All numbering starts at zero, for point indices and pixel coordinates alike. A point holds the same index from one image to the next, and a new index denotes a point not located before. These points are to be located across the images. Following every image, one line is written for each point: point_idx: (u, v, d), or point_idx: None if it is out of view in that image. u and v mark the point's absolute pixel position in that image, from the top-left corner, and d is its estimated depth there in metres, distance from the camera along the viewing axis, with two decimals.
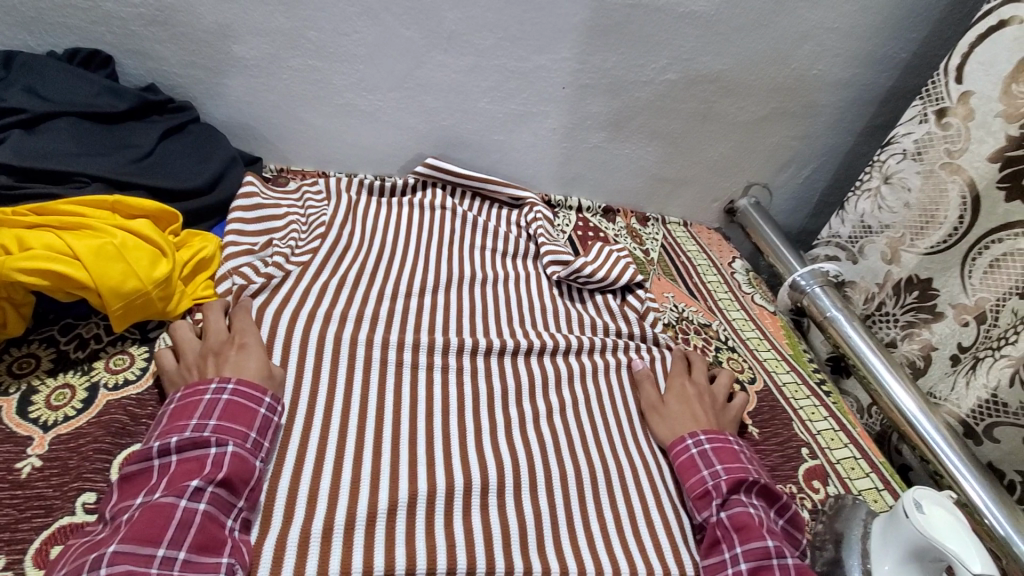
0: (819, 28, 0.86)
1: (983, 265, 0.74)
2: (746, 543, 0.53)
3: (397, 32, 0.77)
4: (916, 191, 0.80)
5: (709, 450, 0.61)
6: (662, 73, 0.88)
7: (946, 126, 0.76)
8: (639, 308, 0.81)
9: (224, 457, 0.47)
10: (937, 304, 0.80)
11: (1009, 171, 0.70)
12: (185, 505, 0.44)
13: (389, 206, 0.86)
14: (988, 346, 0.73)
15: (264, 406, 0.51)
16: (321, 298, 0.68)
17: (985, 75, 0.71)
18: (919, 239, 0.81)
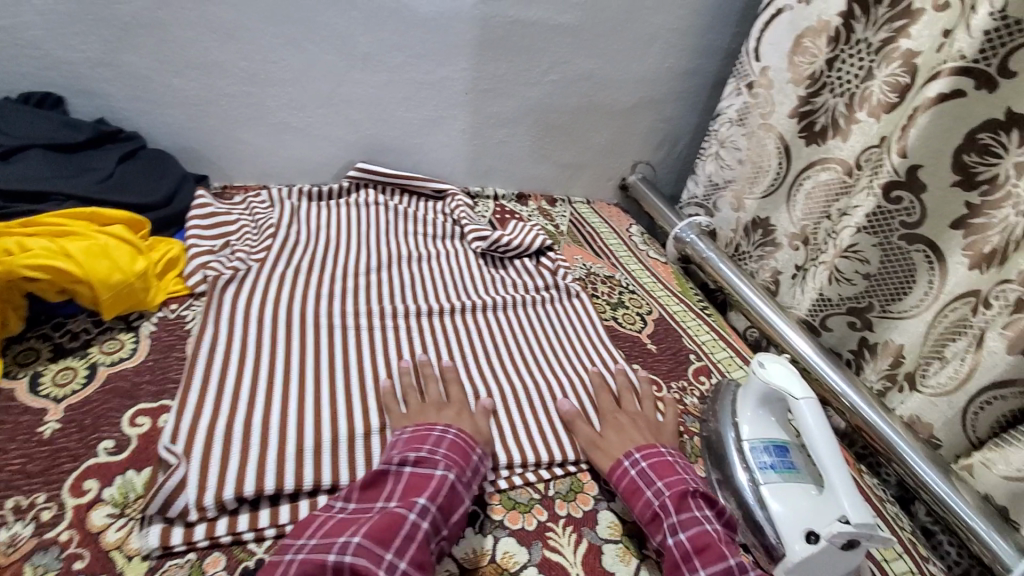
0: (664, 29, 1.08)
1: (800, 198, 0.95)
2: (706, 565, 0.54)
3: (318, 56, 0.91)
4: (745, 149, 1.03)
5: (648, 468, 0.63)
6: (546, 74, 1.07)
7: (756, 95, 0.99)
8: (552, 268, 0.98)
9: (443, 484, 0.55)
10: (776, 236, 1.01)
11: (805, 123, 0.93)
12: (413, 520, 0.51)
13: (328, 208, 0.98)
14: (812, 259, 0.94)
15: (473, 454, 0.60)
16: (281, 283, 0.80)
17: (775, 52, 0.95)
18: (754, 186, 1.03)
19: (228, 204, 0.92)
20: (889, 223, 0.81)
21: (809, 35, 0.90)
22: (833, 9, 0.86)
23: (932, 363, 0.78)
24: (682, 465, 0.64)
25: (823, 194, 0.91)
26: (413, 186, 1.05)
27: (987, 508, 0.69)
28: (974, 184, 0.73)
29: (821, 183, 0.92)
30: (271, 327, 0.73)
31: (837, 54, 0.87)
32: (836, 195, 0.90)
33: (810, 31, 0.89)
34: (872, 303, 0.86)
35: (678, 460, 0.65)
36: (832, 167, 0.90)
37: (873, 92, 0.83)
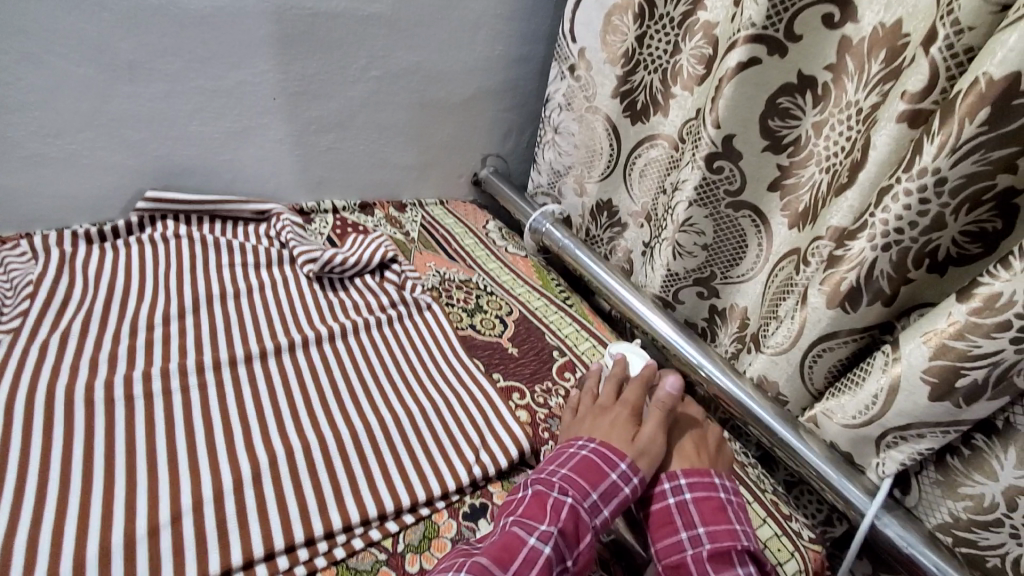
0: (487, 15, 1.02)
1: (636, 175, 0.96)
2: None
3: (63, 69, 0.74)
4: (577, 133, 1.02)
5: (691, 506, 0.62)
6: (366, 71, 0.97)
7: (579, 78, 0.98)
8: (399, 281, 0.90)
9: (572, 505, 0.56)
10: (621, 217, 1.02)
11: (627, 102, 0.93)
12: (533, 544, 0.53)
13: (115, 249, 0.82)
14: (655, 236, 0.95)
15: (614, 472, 0.61)
16: (45, 355, 0.65)
17: (588, 33, 0.93)
18: (591, 170, 1.02)
19: None
20: (716, 194, 0.82)
21: (616, 13, 0.88)
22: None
23: (770, 323, 0.80)
24: (737, 514, 0.62)
25: (654, 169, 0.93)
26: (227, 210, 0.92)
27: (833, 456, 0.73)
28: (782, 147, 0.76)
29: (652, 160, 0.93)
30: (26, 416, 0.58)
31: (645, 30, 0.87)
32: (667, 169, 0.91)
33: (617, 8, 0.88)
34: (714, 272, 0.88)
35: (733, 507, 0.63)
36: (657, 143, 0.91)
37: (683, 66, 0.84)
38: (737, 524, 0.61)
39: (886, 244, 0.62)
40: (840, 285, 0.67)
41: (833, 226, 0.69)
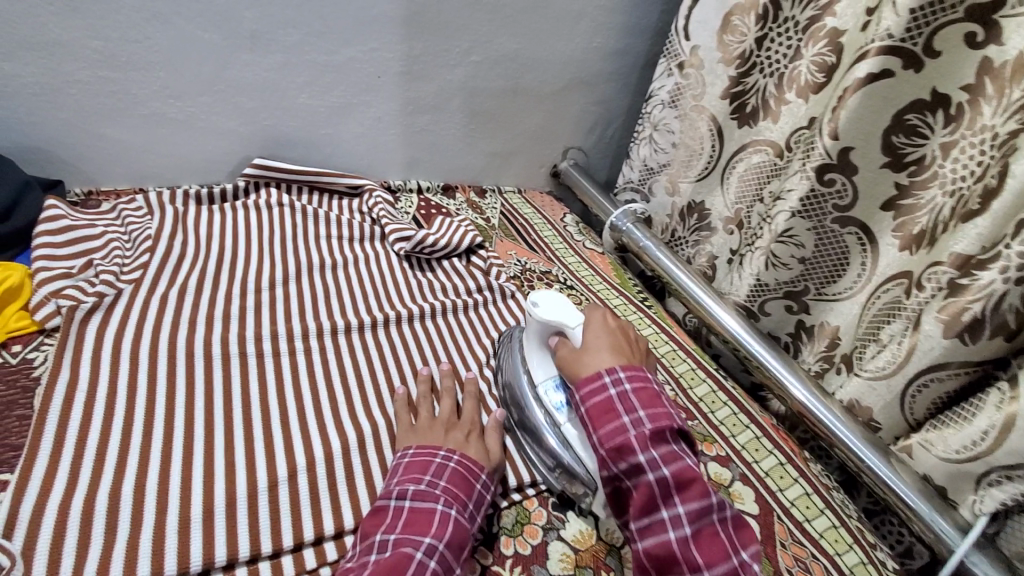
0: (590, 6, 1.01)
1: (734, 180, 0.94)
2: (687, 502, 0.51)
3: (193, 35, 0.77)
4: (678, 132, 1.01)
5: (631, 395, 0.56)
6: (467, 55, 0.97)
7: (687, 75, 0.96)
8: (483, 268, 0.90)
9: (447, 518, 0.50)
10: (711, 220, 1.00)
11: (737, 103, 0.91)
12: (420, 558, 0.46)
13: (221, 212, 0.85)
14: (747, 245, 0.93)
15: (440, 502, 0.51)
16: (164, 307, 0.67)
17: (704, 31, 0.91)
18: (688, 170, 1.00)
19: (92, 214, 0.77)
20: (823, 206, 0.80)
21: (737, 13, 0.86)
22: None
23: (867, 346, 0.78)
24: (667, 401, 0.58)
25: (754, 177, 0.90)
26: (325, 183, 0.94)
27: (927, 489, 0.70)
28: (902, 165, 0.72)
29: (752, 166, 0.90)
30: (151, 363, 0.60)
31: (766, 32, 0.85)
32: (767, 177, 0.89)
33: (737, 8, 0.86)
34: (808, 287, 0.86)
35: (664, 395, 0.58)
36: (763, 149, 0.88)
37: (801, 72, 0.81)
38: (669, 408, 0.57)
39: (1020, 278, 0.60)
40: (960, 315, 0.65)
41: (955, 252, 0.66)
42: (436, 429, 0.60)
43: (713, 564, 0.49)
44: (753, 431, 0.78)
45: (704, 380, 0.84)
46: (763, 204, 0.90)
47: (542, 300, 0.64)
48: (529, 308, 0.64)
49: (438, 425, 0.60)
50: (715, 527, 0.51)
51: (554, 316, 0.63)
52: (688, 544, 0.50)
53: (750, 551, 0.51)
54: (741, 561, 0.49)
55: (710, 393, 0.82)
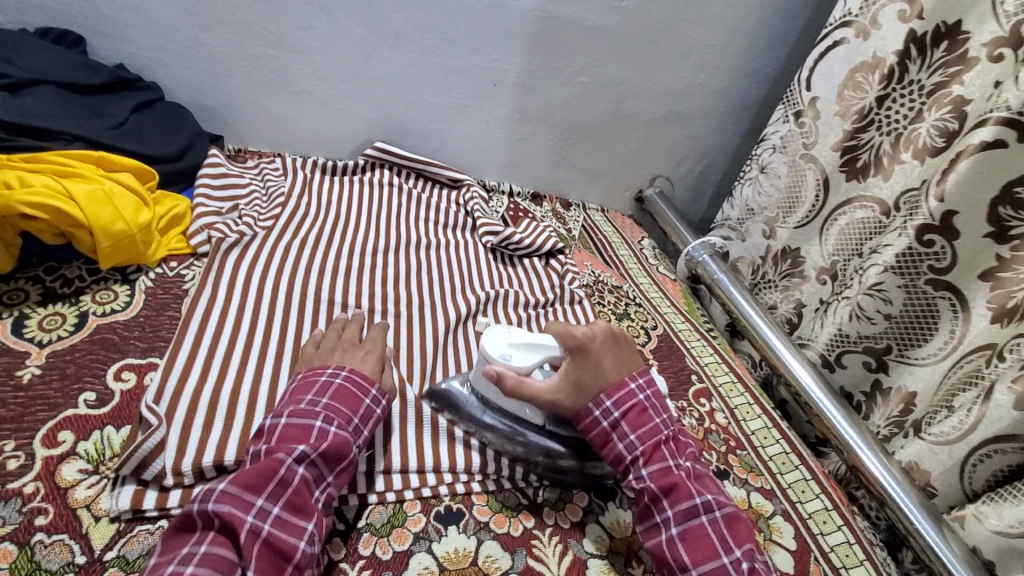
0: (700, 45, 1.07)
1: (834, 232, 0.94)
2: (675, 505, 0.56)
3: (349, 29, 0.89)
4: (784, 177, 1.02)
5: (620, 420, 0.60)
6: (577, 76, 1.05)
7: (801, 125, 0.98)
8: (560, 271, 0.96)
9: (327, 432, 0.51)
10: (804, 268, 1.00)
11: (848, 156, 0.92)
12: (288, 465, 0.47)
13: (341, 184, 0.97)
14: (835, 294, 0.94)
15: (319, 419, 0.52)
16: (287, 254, 0.77)
17: (826, 83, 0.93)
18: (789, 216, 1.02)
19: (241, 167, 0.90)
20: (918, 266, 0.80)
21: (861, 70, 0.88)
22: (890, 45, 0.84)
23: (939, 412, 0.78)
24: (657, 411, 0.62)
25: (856, 232, 0.91)
26: (431, 172, 1.04)
27: (974, 562, 0.68)
28: (1006, 238, 0.71)
29: (855, 221, 0.91)
30: (273, 298, 0.70)
31: (889, 92, 0.86)
32: (870, 234, 0.89)
33: (863, 65, 0.88)
34: (890, 345, 0.85)
35: (653, 405, 0.62)
36: (870, 205, 0.89)
37: (921, 134, 0.82)
38: (658, 420, 0.61)
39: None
40: None
41: None
42: (328, 352, 0.61)
43: (700, 563, 0.53)
44: (802, 472, 0.79)
45: (760, 416, 0.86)
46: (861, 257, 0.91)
47: (501, 347, 0.62)
48: (504, 361, 0.62)
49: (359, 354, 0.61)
50: (703, 527, 0.55)
51: (522, 350, 0.63)
52: (676, 543, 0.55)
53: (743, 547, 0.54)
54: (729, 559, 0.53)
55: (764, 428, 0.84)
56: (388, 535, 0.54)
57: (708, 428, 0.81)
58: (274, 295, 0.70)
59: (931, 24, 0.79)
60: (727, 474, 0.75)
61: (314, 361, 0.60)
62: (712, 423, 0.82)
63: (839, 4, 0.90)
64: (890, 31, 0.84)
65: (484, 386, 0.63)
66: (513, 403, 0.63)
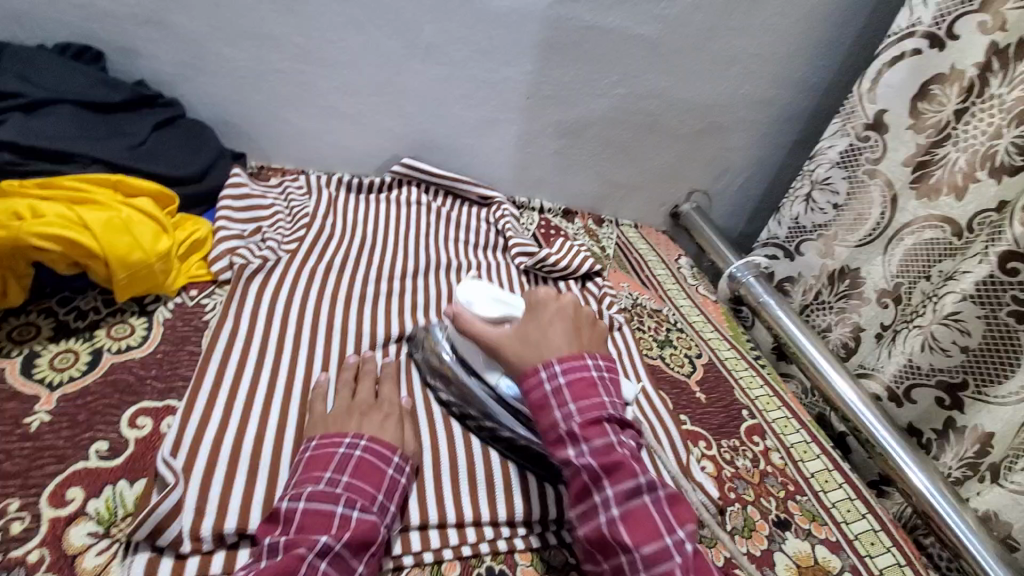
0: (745, 54, 1.01)
1: (898, 253, 0.88)
2: (616, 484, 0.50)
3: (378, 41, 0.84)
4: (845, 194, 0.94)
5: (564, 388, 0.54)
6: (613, 88, 0.99)
7: (865, 138, 0.90)
8: (598, 294, 0.90)
9: (349, 519, 0.45)
10: (864, 289, 0.93)
11: (919, 173, 0.84)
12: (311, 560, 0.42)
13: (367, 202, 0.92)
14: (905, 320, 0.87)
15: (340, 503, 0.46)
16: (312, 280, 0.73)
17: (895, 96, 0.85)
18: (849, 234, 0.94)
19: (264, 187, 0.86)
20: (1000, 296, 0.72)
21: (937, 82, 0.81)
22: (970, 58, 0.77)
23: (1021, 457, 0.71)
24: (606, 388, 0.56)
25: (923, 254, 0.84)
26: (460, 189, 0.99)
27: None
28: None
29: (923, 242, 0.84)
30: (298, 329, 0.65)
31: (968, 105, 0.79)
32: (939, 256, 0.83)
33: (939, 77, 0.81)
34: (967, 380, 0.78)
35: (602, 380, 0.56)
36: (938, 226, 0.82)
37: (999, 152, 0.74)
38: (604, 398, 0.55)
39: None
40: None
41: None
42: (346, 412, 0.54)
43: (641, 544, 0.48)
44: (869, 522, 0.71)
45: (818, 455, 0.79)
46: (930, 281, 0.84)
47: (469, 294, 0.63)
48: (466, 306, 0.62)
49: (372, 413, 0.55)
50: (645, 508, 0.49)
51: (489, 303, 0.62)
52: (617, 524, 0.49)
53: (686, 528, 0.50)
54: (673, 540, 0.48)
55: (824, 470, 0.77)
56: None
57: (763, 470, 0.74)
58: (301, 325, 0.66)
59: (1015, 36, 0.72)
60: (788, 524, 0.68)
61: (330, 424, 0.53)
62: (768, 465, 0.75)
63: (905, 12, 0.82)
64: (970, 43, 0.77)
65: (465, 343, 0.62)
66: (474, 354, 0.61)
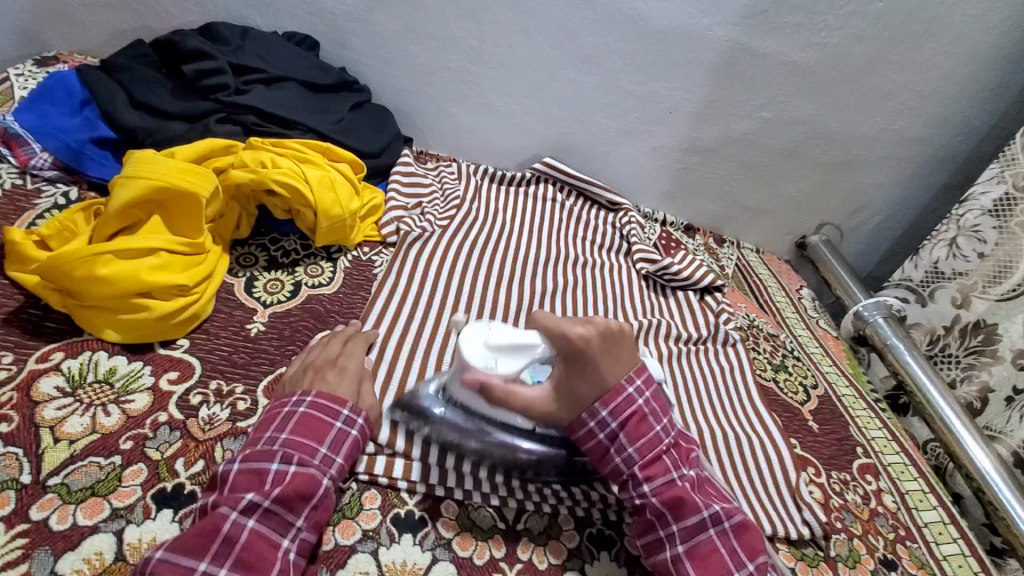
0: (904, 89, 0.98)
1: None
2: (681, 522, 0.51)
3: (543, 49, 0.93)
4: (993, 244, 0.89)
5: (618, 431, 0.53)
6: (759, 110, 1.00)
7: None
8: (715, 309, 0.92)
9: (286, 474, 0.45)
10: (999, 348, 0.87)
11: None
12: (235, 520, 0.41)
13: (507, 194, 1.00)
14: None
15: (276, 459, 0.45)
16: (459, 253, 0.82)
17: None
18: (991, 287, 0.89)
19: (423, 169, 0.97)
20: None
21: None
22: None
23: None
24: (658, 417, 0.55)
25: None
26: (592, 192, 1.04)
27: None
28: None
29: None
30: (444, 290, 0.74)
31: None
32: None
33: None
34: None
35: (653, 411, 0.54)
36: None
37: None
38: (658, 428, 0.54)
39: None
40: None
41: None
42: (302, 372, 0.54)
43: None
44: None
45: (934, 507, 0.77)
46: None
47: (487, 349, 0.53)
48: (489, 369, 0.52)
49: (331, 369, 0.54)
50: (712, 542, 0.50)
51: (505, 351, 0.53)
52: (683, 562, 0.50)
53: (756, 561, 0.50)
54: None
55: (939, 523, 0.75)
56: (545, 546, 0.53)
57: (874, 509, 0.72)
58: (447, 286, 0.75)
59: None
60: (895, 565, 0.66)
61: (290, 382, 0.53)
62: (879, 505, 0.73)
63: None
64: None
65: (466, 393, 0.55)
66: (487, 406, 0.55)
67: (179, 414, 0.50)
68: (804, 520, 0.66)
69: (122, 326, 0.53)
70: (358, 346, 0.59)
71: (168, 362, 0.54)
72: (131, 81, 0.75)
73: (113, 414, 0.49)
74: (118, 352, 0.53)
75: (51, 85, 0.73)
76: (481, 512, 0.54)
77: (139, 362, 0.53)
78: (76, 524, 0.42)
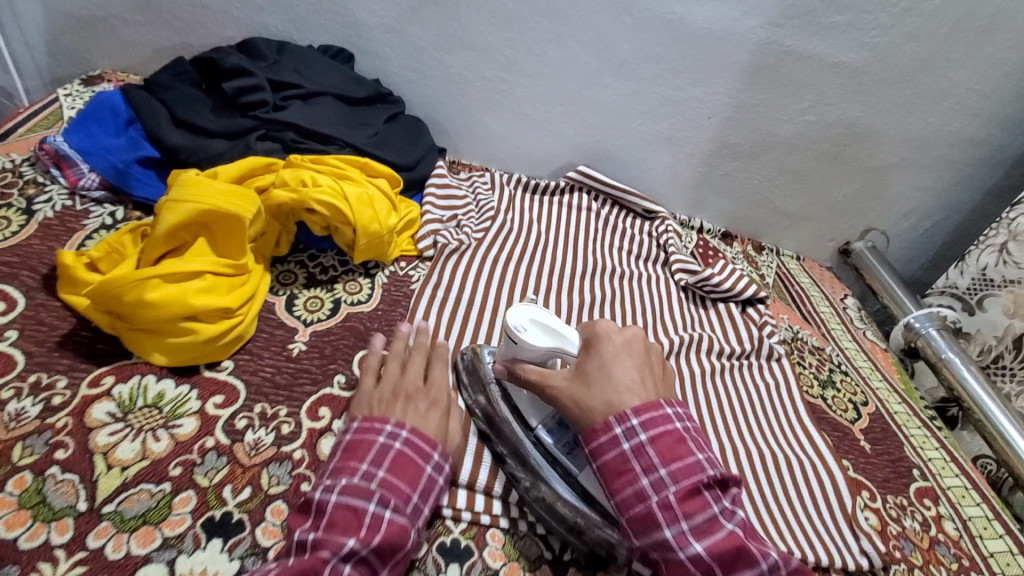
0: (959, 88, 0.93)
1: None
2: (728, 571, 0.45)
3: (578, 56, 0.91)
4: None
5: (654, 460, 0.49)
6: (802, 114, 0.97)
7: None
8: (758, 322, 0.89)
9: (382, 520, 0.44)
10: None
11: None
12: (332, 569, 0.41)
13: (541, 204, 0.99)
14: None
15: (374, 501, 0.45)
16: (495, 265, 0.81)
17: None
18: None
19: (456, 180, 0.96)
20: None
21: None
22: None
23: None
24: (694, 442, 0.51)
25: None
26: (627, 200, 1.02)
27: None
28: None
29: None
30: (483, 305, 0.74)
31: None
32: None
33: None
34: None
35: (691, 437, 0.51)
36: None
37: None
38: (699, 456, 0.50)
39: None
40: None
41: None
42: (389, 398, 0.53)
43: None
44: None
45: (1001, 536, 0.73)
46: None
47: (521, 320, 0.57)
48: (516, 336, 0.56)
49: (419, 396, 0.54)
50: None
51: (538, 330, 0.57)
52: None
53: None
54: None
55: (1006, 553, 0.71)
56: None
57: (934, 537, 0.69)
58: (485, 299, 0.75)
59: None
60: None
61: (374, 403, 0.53)
62: (939, 532, 0.70)
63: None
64: None
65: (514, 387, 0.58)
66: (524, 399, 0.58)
67: (225, 438, 0.51)
68: (863, 549, 0.63)
69: (171, 349, 0.53)
70: (441, 370, 0.59)
71: (214, 385, 0.54)
72: (174, 100, 0.76)
73: (163, 439, 0.49)
74: (166, 376, 0.54)
75: (98, 106, 0.74)
76: (526, 541, 0.53)
77: (185, 385, 0.54)
78: (130, 553, 0.42)
